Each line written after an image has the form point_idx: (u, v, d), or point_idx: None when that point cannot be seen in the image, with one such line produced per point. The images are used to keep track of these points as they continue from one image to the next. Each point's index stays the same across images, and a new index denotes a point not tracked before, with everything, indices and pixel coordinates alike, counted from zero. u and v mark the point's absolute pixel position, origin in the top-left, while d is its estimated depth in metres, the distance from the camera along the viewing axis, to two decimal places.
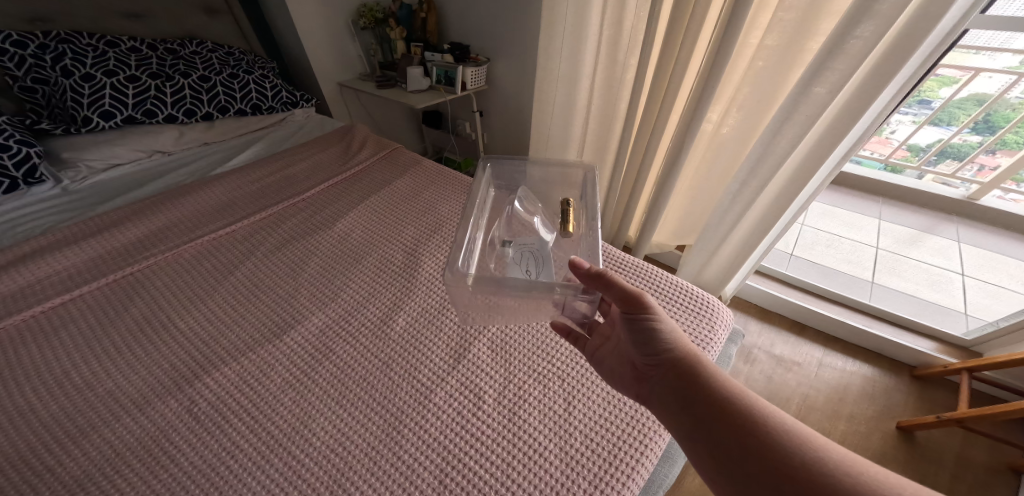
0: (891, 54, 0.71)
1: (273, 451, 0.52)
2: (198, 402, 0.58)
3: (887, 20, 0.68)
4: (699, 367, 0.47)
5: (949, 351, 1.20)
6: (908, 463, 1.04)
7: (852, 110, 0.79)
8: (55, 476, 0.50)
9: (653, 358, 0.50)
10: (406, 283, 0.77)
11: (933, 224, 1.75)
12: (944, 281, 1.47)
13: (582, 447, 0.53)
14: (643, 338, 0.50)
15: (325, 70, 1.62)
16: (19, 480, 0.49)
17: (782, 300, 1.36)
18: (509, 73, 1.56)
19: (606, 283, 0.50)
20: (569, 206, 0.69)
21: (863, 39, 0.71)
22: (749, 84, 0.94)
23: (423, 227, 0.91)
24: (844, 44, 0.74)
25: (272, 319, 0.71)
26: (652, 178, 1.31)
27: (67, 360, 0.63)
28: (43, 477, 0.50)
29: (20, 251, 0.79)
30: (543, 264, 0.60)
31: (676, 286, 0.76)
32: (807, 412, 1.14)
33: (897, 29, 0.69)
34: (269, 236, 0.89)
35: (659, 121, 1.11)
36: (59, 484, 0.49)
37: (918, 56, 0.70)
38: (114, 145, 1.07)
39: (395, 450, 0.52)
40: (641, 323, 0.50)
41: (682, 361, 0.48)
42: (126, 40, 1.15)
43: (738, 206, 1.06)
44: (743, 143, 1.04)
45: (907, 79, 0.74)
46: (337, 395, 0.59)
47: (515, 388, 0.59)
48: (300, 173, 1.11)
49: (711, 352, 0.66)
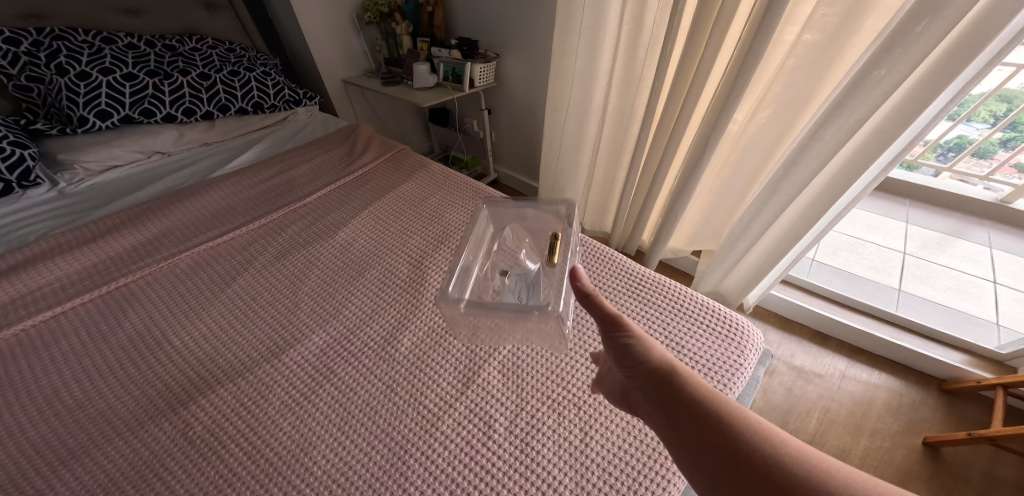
0: (955, 53, 0.67)
1: (272, 480, 0.49)
2: (194, 426, 0.55)
3: (953, 20, 0.64)
4: (680, 376, 0.41)
5: (981, 365, 1.14)
6: (936, 480, 0.98)
7: (903, 112, 0.75)
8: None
9: (632, 372, 0.43)
10: (412, 299, 0.73)
11: (961, 228, 1.67)
12: (974, 289, 1.40)
13: (601, 484, 0.49)
14: (621, 353, 0.44)
15: (329, 66, 1.58)
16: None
17: (803, 309, 1.31)
18: (520, 70, 1.50)
19: (589, 303, 0.43)
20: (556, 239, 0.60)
21: (925, 38, 0.67)
22: (780, 84, 0.89)
23: (429, 237, 0.87)
24: (903, 38, 0.69)
25: (273, 335, 0.67)
26: (669, 181, 1.25)
27: (57, 376, 0.61)
28: None
29: (15, 259, 0.77)
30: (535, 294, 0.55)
31: (702, 305, 0.71)
32: (828, 426, 1.09)
33: (965, 25, 0.65)
34: (269, 245, 0.85)
35: (679, 122, 1.05)
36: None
37: (983, 56, 0.66)
38: (111, 147, 1.04)
39: (400, 482, 0.48)
40: (617, 339, 0.44)
41: (662, 370, 0.42)
42: (123, 37, 1.11)
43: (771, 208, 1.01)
44: (773, 145, 0.99)
45: (971, 79, 0.69)
46: (340, 421, 0.55)
47: (527, 416, 0.55)
48: (302, 176, 1.07)
49: (741, 380, 0.61)
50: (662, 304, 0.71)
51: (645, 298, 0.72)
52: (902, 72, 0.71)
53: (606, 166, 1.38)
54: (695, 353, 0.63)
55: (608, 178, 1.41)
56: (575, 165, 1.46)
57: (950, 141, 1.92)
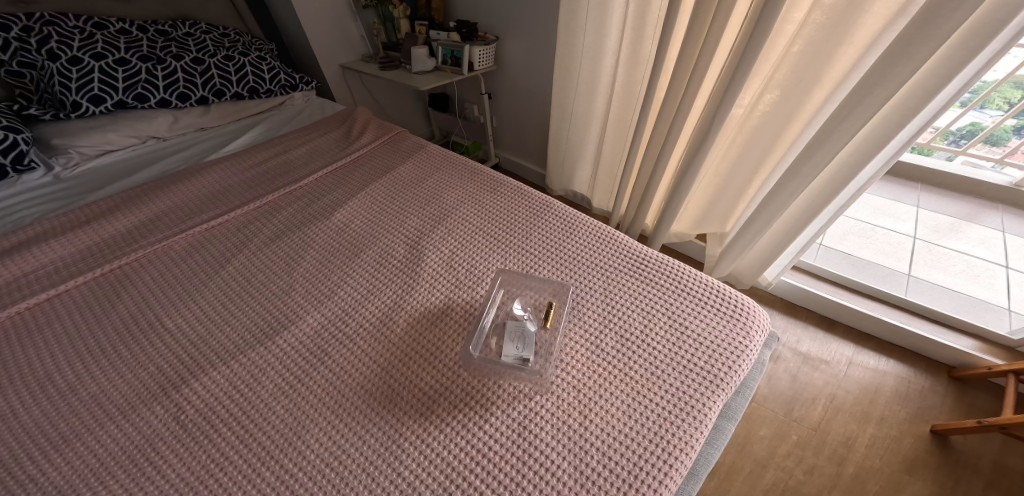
0: (983, 26, 0.64)
1: (265, 462, 0.48)
2: (186, 409, 0.54)
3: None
4: None
5: (992, 351, 1.11)
6: (944, 469, 0.96)
7: (929, 86, 0.72)
8: (40, 484, 0.46)
9: None
10: (408, 280, 0.71)
11: (974, 212, 1.63)
12: (987, 274, 1.37)
13: (599, 467, 0.47)
14: None
15: (326, 51, 1.55)
16: (4, 489, 0.46)
17: (810, 294, 1.29)
18: (522, 53, 1.47)
19: None
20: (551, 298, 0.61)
21: (962, 11, 0.63)
22: (791, 63, 0.86)
23: (427, 218, 0.85)
24: (935, 14, 0.65)
25: (268, 316, 0.66)
26: (673, 164, 1.23)
27: (51, 359, 0.60)
28: (26, 487, 0.46)
29: (10, 242, 0.76)
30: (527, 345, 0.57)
31: (707, 286, 0.69)
32: (834, 414, 1.07)
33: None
34: (265, 226, 0.84)
35: (683, 103, 1.02)
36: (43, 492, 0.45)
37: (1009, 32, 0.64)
38: (105, 132, 1.03)
39: (395, 464, 0.47)
40: None
41: None
42: (115, 22, 1.09)
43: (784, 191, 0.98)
44: (785, 123, 0.96)
45: (993, 56, 0.68)
46: (333, 402, 0.54)
47: (525, 397, 0.54)
48: (297, 159, 1.06)
49: (747, 362, 0.59)
50: (666, 285, 0.69)
51: (647, 278, 0.71)
52: (931, 48, 0.68)
53: (612, 145, 1.36)
54: (699, 334, 0.62)
55: (614, 158, 1.40)
56: (582, 145, 1.44)
57: (962, 129, 1.87)
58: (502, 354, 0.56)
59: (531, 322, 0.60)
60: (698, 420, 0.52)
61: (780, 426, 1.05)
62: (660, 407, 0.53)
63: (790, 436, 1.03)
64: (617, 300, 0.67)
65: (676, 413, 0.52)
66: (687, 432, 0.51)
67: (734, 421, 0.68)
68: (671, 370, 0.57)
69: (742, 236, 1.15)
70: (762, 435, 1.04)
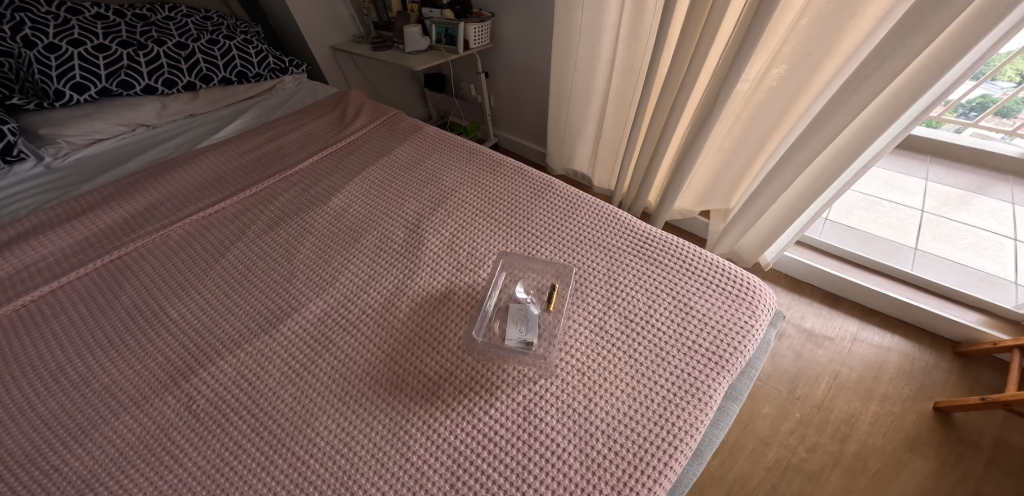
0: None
1: (275, 452, 0.48)
2: (197, 398, 0.53)
3: None
4: None
5: (997, 325, 1.11)
6: (945, 445, 0.97)
7: (945, 59, 0.68)
8: (63, 475, 0.46)
9: None
10: (408, 264, 0.70)
11: (983, 185, 1.60)
12: (995, 247, 1.35)
13: (604, 449, 0.47)
14: None
15: (317, 31, 1.50)
16: (22, 480, 0.46)
17: (816, 270, 1.27)
18: (519, 30, 1.42)
19: None
20: (552, 291, 0.61)
21: None
22: (799, 36, 0.83)
23: (425, 200, 0.84)
24: None
25: (271, 302, 0.66)
26: (676, 141, 1.21)
27: (60, 351, 0.59)
28: (49, 476, 0.46)
29: (9, 234, 0.75)
30: (530, 333, 0.55)
31: (712, 264, 0.68)
32: (837, 391, 1.07)
33: None
34: (263, 213, 0.83)
35: (686, 80, 1.00)
36: (65, 483, 0.45)
37: None
38: (92, 120, 1.01)
39: (402, 452, 0.47)
40: None
41: None
42: (89, 7, 1.04)
43: (791, 168, 0.96)
44: (794, 97, 0.93)
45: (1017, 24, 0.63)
46: (340, 390, 0.53)
47: (529, 380, 0.53)
48: (291, 144, 1.03)
49: (751, 343, 0.58)
50: (670, 264, 0.68)
51: (650, 257, 0.69)
52: (946, 22, 0.64)
53: (612, 123, 1.33)
54: (703, 314, 0.61)
55: (613, 137, 1.37)
56: (582, 124, 1.42)
57: (972, 101, 1.80)
58: (506, 338, 0.56)
59: (534, 305, 0.60)
60: (704, 402, 0.51)
61: (784, 404, 1.06)
62: (665, 388, 0.52)
63: (794, 413, 1.04)
64: (621, 280, 0.66)
65: (683, 397, 0.52)
66: (692, 414, 0.50)
67: (739, 402, 0.68)
68: (675, 352, 0.56)
69: (746, 213, 1.13)
70: (765, 413, 1.04)
